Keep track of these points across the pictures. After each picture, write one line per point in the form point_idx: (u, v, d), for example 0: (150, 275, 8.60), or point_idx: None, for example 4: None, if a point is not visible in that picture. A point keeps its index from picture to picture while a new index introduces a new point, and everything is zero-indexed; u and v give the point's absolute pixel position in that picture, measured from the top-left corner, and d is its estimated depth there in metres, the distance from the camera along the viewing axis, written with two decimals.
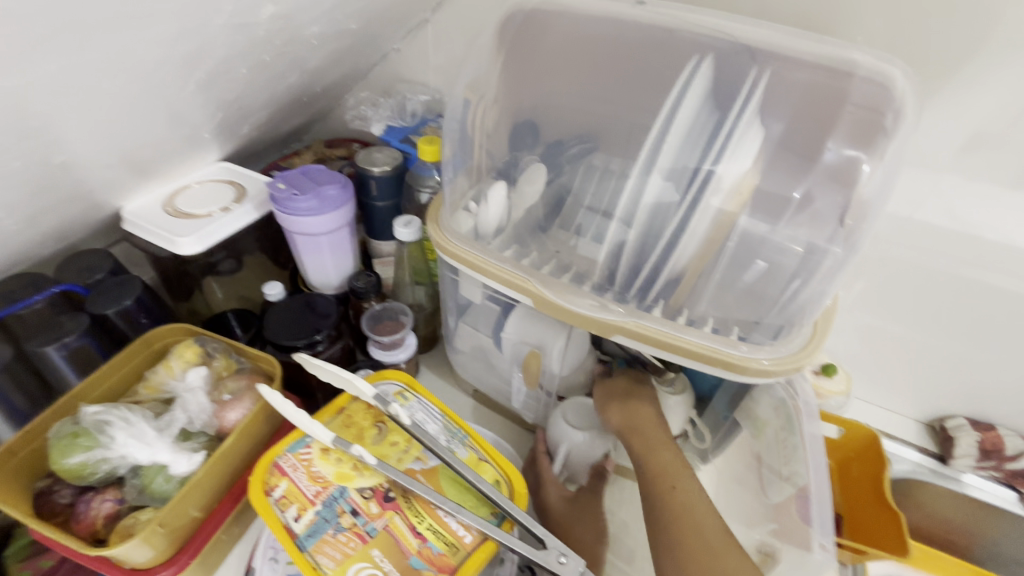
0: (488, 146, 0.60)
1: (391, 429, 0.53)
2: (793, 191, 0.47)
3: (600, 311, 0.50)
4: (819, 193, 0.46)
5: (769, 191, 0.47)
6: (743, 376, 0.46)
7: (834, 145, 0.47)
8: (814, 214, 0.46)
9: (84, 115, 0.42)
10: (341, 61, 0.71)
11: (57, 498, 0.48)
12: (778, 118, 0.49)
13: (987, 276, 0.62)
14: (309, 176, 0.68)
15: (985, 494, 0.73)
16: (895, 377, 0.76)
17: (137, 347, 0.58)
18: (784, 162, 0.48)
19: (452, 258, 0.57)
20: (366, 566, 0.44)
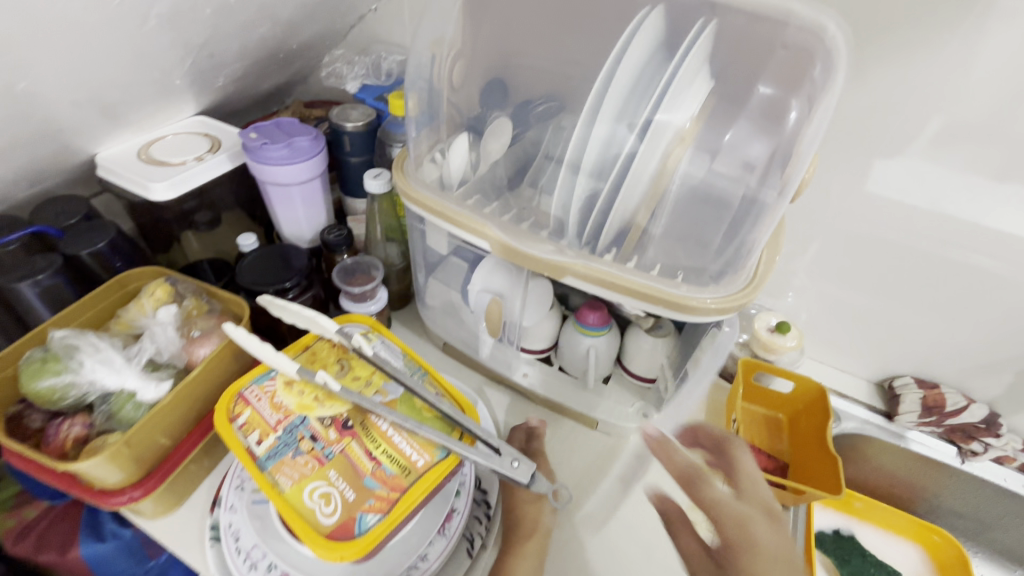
0: (455, 100, 0.63)
1: (354, 365, 0.55)
2: (725, 134, 0.49)
3: (555, 254, 0.52)
4: (750, 141, 0.48)
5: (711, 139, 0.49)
6: (688, 315, 0.49)
7: (764, 87, 0.49)
8: (747, 158, 0.48)
9: (41, 40, 0.42)
10: (315, 17, 0.72)
11: (28, 422, 0.50)
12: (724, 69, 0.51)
13: (929, 236, 0.65)
14: (282, 128, 0.70)
15: (927, 449, 0.76)
16: (847, 339, 0.79)
17: (110, 288, 0.60)
18: (722, 111, 0.50)
19: (417, 206, 0.59)
20: (322, 485, 0.46)
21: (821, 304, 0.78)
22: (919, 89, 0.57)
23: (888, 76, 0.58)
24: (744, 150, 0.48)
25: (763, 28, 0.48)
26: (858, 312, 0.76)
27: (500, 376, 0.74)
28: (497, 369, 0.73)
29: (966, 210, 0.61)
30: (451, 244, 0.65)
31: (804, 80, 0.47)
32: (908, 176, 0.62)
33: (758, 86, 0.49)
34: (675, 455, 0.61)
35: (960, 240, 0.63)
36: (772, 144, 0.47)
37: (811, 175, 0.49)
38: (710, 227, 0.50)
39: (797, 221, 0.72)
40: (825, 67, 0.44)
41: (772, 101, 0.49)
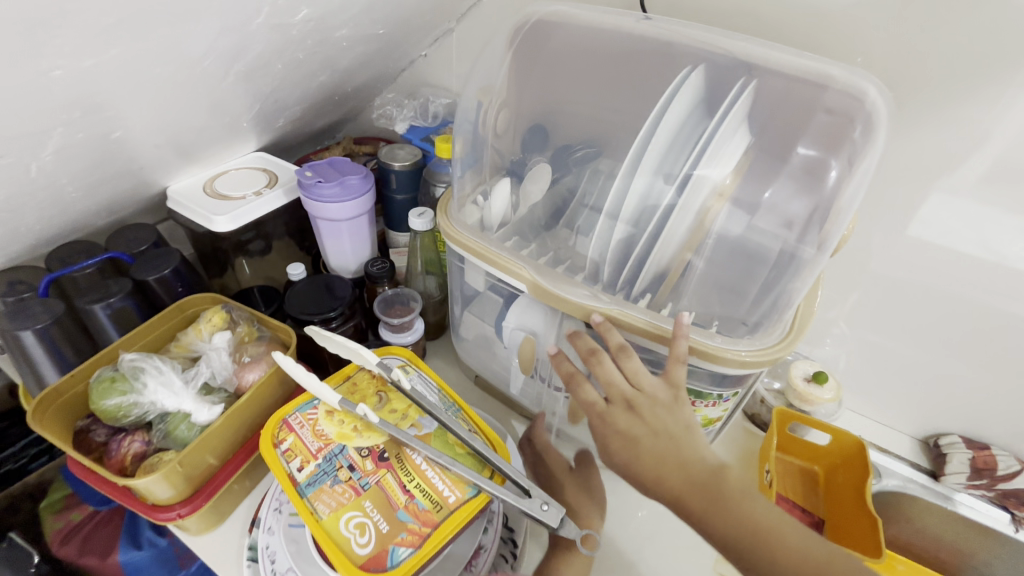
0: (498, 145, 0.66)
1: (391, 398, 0.57)
2: (763, 193, 0.50)
3: (590, 299, 0.54)
4: (789, 197, 0.49)
5: (748, 197, 0.50)
6: (722, 366, 0.49)
7: (804, 147, 0.49)
8: (783, 215, 0.49)
9: (142, 99, 0.48)
10: (370, 64, 0.77)
11: (93, 436, 0.54)
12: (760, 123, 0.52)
13: (977, 292, 0.63)
14: (335, 166, 0.74)
15: (977, 514, 0.71)
16: (889, 392, 0.77)
17: (172, 311, 0.64)
18: (762, 164, 0.51)
19: (458, 246, 0.62)
20: (358, 514, 0.48)
21: (862, 354, 0.76)
22: (973, 148, 0.56)
23: (934, 132, 0.58)
24: (789, 206, 0.49)
25: (802, 89, 0.50)
26: (901, 364, 0.74)
27: (529, 411, 0.75)
28: (528, 404, 0.74)
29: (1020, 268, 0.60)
30: (488, 282, 0.67)
31: (844, 141, 0.47)
32: (956, 229, 0.61)
33: (798, 148, 0.50)
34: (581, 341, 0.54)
35: (1012, 298, 0.62)
36: (811, 202, 0.47)
37: (851, 232, 0.50)
38: (749, 280, 0.50)
39: (836, 270, 0.72)
40: (865, 129, 0.46)
41: (812, 162, 0.48)
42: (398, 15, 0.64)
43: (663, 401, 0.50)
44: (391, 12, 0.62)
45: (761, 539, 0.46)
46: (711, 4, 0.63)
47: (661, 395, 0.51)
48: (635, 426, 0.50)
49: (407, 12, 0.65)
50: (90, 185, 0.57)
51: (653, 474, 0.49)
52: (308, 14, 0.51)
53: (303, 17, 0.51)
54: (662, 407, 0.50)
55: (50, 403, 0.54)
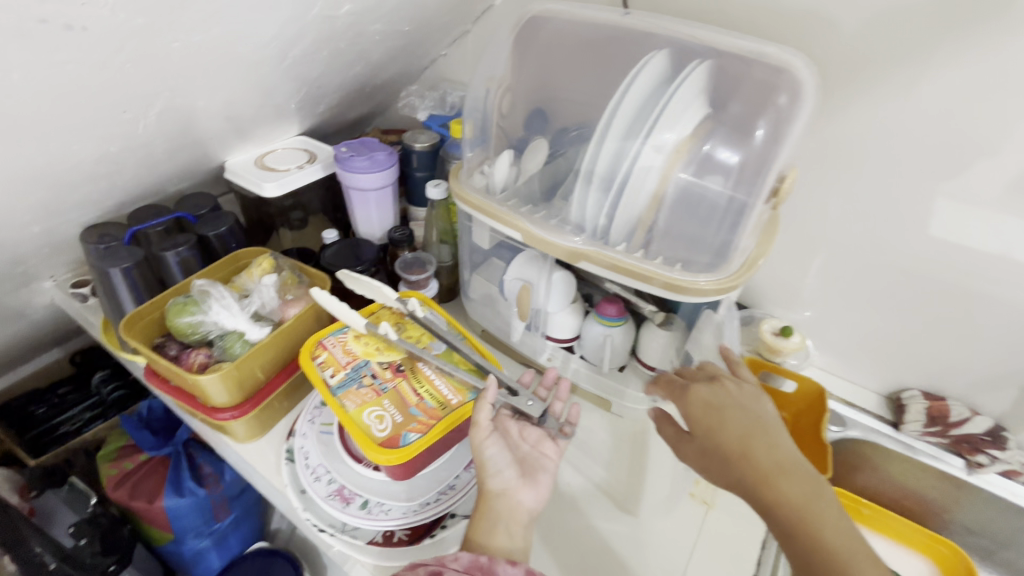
0: (504, 124, 0.78)
1: (408, 327, 0.68)
2: (704, 145, 0.59)
3: (573, 242, 0.65)
4: (723, 148, 0.58)
5: (703, 153, 0.59)
6: (683, 295, 0.60)
7: (739, 107, 0.59)
8: (723, 168, 0.58)
9: (221, 75, 0.60)
10: (397, 60, 0.90)
11: (166, 350, 0.67)
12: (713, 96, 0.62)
13: (924, 252, 0.72)
14: (366, 145, 0.87)
15: (934, 461, 0.78)
16: (856, 351, 0.85)
17: (229, 260, 0.77)
18: (705, 125, 0.60)
19: (467, 205, 0.74)
20: (378, 408, 0.59)
21: (831, 315, 0.84)
22: (910, 121, 0.65)
23: (876, 108, 0.67)
24: (718, 157, 0.58)
25: (741, 65, 0.60)
26: (865, 324, 0.82)
27: (527, 359, 0.85)
28: (526, 353, 0.85)
29: (960, 227, 0.68)
30: (493, 239, 0.78)
31: (770, 105, 0.58)
32: (902, 193, 0.70)
33: (730, 106, 0.60)
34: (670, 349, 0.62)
35: (955, 256, 0.70)
36: (742, 157, 0.58)
37: (791, 185, 0.59)
38: (706, 230, 0.60)
39: (802, 237, 0.80)
40: (792, 98, 0.57)
41: (744, 121, 0.58)
42: (419, 15, 0.76)
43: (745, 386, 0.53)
44: (415, 12, 0.74)
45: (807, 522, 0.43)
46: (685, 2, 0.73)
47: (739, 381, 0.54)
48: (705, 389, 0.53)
49: (428, 12, 0.77)
50: (168, 151, 0.70)
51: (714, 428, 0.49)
52: (349, 9, 0.63)
53: (345, 12, 0.63)
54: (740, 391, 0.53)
55: (135, 322, 0.67)
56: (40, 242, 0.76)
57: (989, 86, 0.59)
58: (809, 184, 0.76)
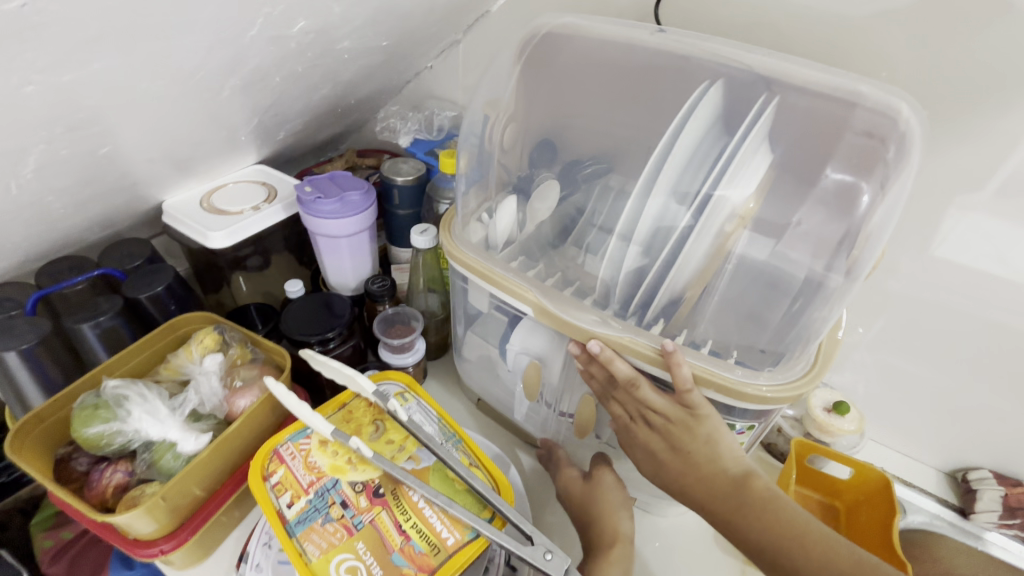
0: (505, 161, 0.64)
1: (389, 428, 0.54)
2: (791, 217, 0.47)
3: (600, 326, 0.51)
4: (809, 216, 0.47)
5: (766, 219, 0.48)
6: (740, 401, 0.46)
7: (833, 171, 0.46)
8: (808, 235, 0.46)
9: (130, 112, 0.45)
10: (374, 76, 0.75)
11: (73, 465, 0.51)
12: (780, 140, 0.49)
13: (1011, 324, 0.60)
14: (337, 181, 0.72)
15: (1010, 555, 0.66)
16: (914, 423, 0.73)
17: (163, 331, 0.61)
18: (783, 185, 0.48)
19: (462, 266, 0.59)
20: (349, 557, 0.45)
21: (887, 380, 0.72)
22: (1006, 171, 0.53)
23: (966, 152, 0.54)
24: (814, 224, 0.46)
25: (826, 105, 0.47)
26: (930, 394, 0.70)
27: (532, 436, 0.72)
28: (532, 430, 0.71)
29: None
30: (492, 304, 0.64)
31: (875, 163, 0.44)
32: (991, 253, 0.57)
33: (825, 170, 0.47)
34: (615, 365, 0.49)
35: None
36: (844, 227, 0.44)
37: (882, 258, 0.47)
38: (776, 317, 0.47)
39: (858, 294, 0.68)
40: (899, 148, 0.43)
41: (841, 186, 0.46)
42: (401, 27, 0.62)
43: (679, 420, 0.48)
44: (395, 23, 0.60)
45: (799, 545, 0.43)
46: (729, 16, 0.60)
47: (677, 415, 0.48)
48: (654, 438, 0.50)
49: (412, 22, 0.62)
50: (75, 202, 0.55)
51: (683, 486, 0.49)
52: (307, 26, 0.49)
53: (301, 29, 0.49)
54: (681, 428, 0.48)
55: (29, 431, 0.51)
56: None
57: None
58: None
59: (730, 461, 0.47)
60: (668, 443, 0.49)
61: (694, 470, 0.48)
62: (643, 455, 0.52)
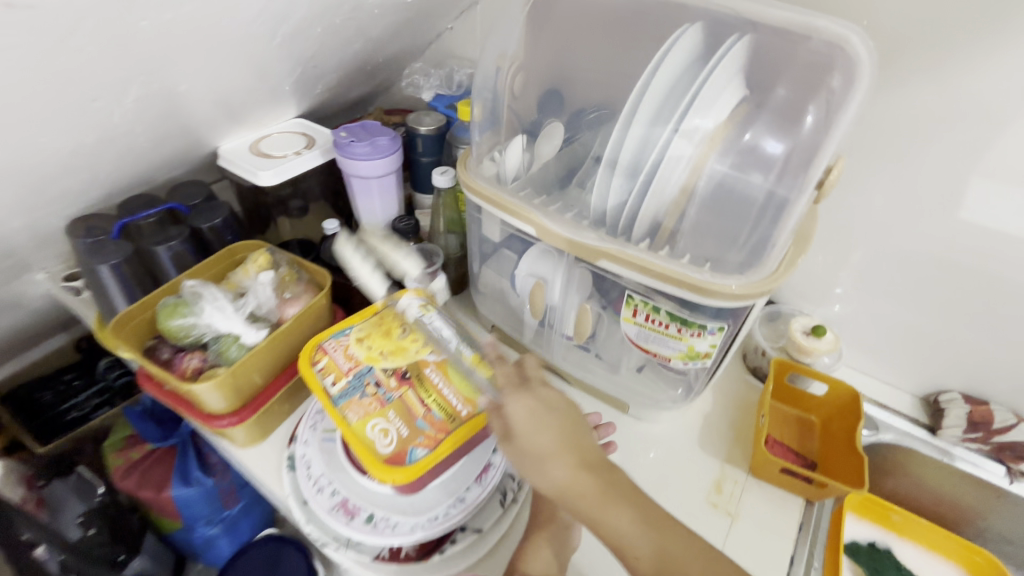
0: (515, 106, 0.71)
1: (413, 330, 0.64)
2: (745, 136, 0.53)
3: (594, 240, 0.59)
4: (762, 139, 0.52)
5: (730, 143, 0.53)
6: (709, 299, 0.54)
7: (783, 88, 0.54)
8: (760, 157, 0.52)
9: (202, 54, 0.55)
10: (400, 35, 0.83)
11: (159, 353, 0.63)
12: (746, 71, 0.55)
13: (976, 250, 0.66)
14: (367, 128, 0.81)
15: (977, 469, 0.73)
16: (891, 351, 0.79)
17: (224, 254, 0.72)
18: (743, 113, 0.54)
19: (476, 196, 0.67)
20: (381, 421, 0.55)
21: (866, 311, 0.78)
22: (965, 105, 0.59)
23: (928, 89, 0.60)
24: (759, 145, 0.52)
25: (785, 39, 0.54)
26: (905, 321, 0.76)
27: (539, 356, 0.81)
28: (538, 350, 0.80)
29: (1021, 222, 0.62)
30: (504, 232, 0.73)
31: (822, 88, 0.51)
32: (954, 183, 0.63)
33: (777, 90, 0.54)
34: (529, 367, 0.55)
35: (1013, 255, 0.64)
36: (789, 145, 0.51)
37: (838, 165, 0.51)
38: (744, 228, 0.54)
39: (838, 229, 0.74)
40: (845, 76, 0.50)
41: (791, 103, 0.53)
42: None
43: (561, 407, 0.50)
44: None
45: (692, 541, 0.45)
46: None
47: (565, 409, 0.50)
48: (546, 424, 0.49)
49: None
50: (154, 138, 0.65)
51: (575, 483, 0.46)
52: None
53: None
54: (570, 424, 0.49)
55: (124, 325, 0.63)
56: (26, 236, 0.72)
57: None
58: (851, 171, 0.69)
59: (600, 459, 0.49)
60: (560, 437, 0.48)
61: (586, 463, 0.47)
62: (536, 448, 0.48)
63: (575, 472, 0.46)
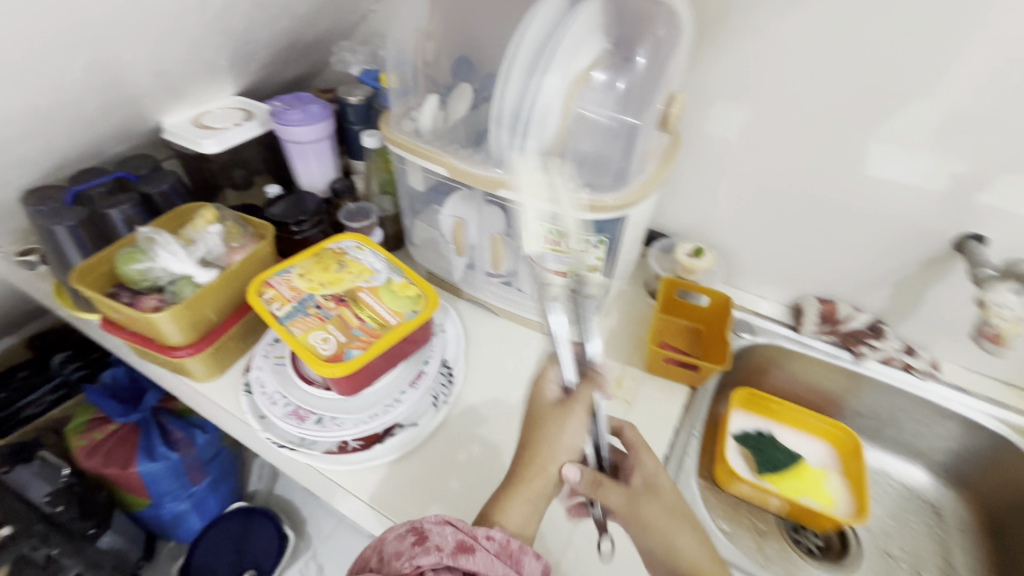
0: (428, 71, 0.82)
1: (349, 264, 0.74)
2: (597, 74, 0.66)
3: (497, 174, 0.70)
4: (611, 79, 0.67)
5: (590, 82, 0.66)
6: (593, 214, 0.67)
7: (618, 38, 0.67)
8: (609, 93, 0.68)
9: (135, 25, 0.63)
10: (324, 15, 0.92)
11: (121, 298, 0.71)
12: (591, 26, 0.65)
13: (810, 173, 0.80)
14: (300, 99, 0.91)
15: (828, 356, 0.89)
16: (763, 269, 0.95)
17: (175, 215, 0.80)
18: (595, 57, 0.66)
19: (399, 147, 0.78)
20: (322, 332, 0.65)
21: (740, 236, 0.93)
22: (783, 51, 0.72)
23: (755, 40, 0.73)
24: (609, 84, 0.67)
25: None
26: (769, 241, 0.91)
27: (469, 293, 0.93)
28: (467, 287, 0.92)
29: (839, 148, 0.76)
30: (426, 181, 0.83)
31: (651, 34, 0.66)
32: (785, 117, 0.77)
33: (611, 38, 0.67)
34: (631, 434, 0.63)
35: (834, 173, 0.79)
36: (629, 81, 0.67)
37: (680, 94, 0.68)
38: (612, 154, 0.70)
39: (709, 167, 0.88)
40: (667, 28, 0.64)
41: (626, 55, 0.67)
42: None
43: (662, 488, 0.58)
44: None
45: None
46: None
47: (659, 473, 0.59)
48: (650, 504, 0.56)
49: None
50: (99, 107, 0.73)
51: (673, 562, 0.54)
52: None
53: None
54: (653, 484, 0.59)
55: (86, 275, 0.70)
56: None
57: (845, 15, 0.67)
58: (711, 115, 0.83)
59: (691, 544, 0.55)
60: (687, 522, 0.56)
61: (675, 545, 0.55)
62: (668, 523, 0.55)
63: (693, 551, 0.54)
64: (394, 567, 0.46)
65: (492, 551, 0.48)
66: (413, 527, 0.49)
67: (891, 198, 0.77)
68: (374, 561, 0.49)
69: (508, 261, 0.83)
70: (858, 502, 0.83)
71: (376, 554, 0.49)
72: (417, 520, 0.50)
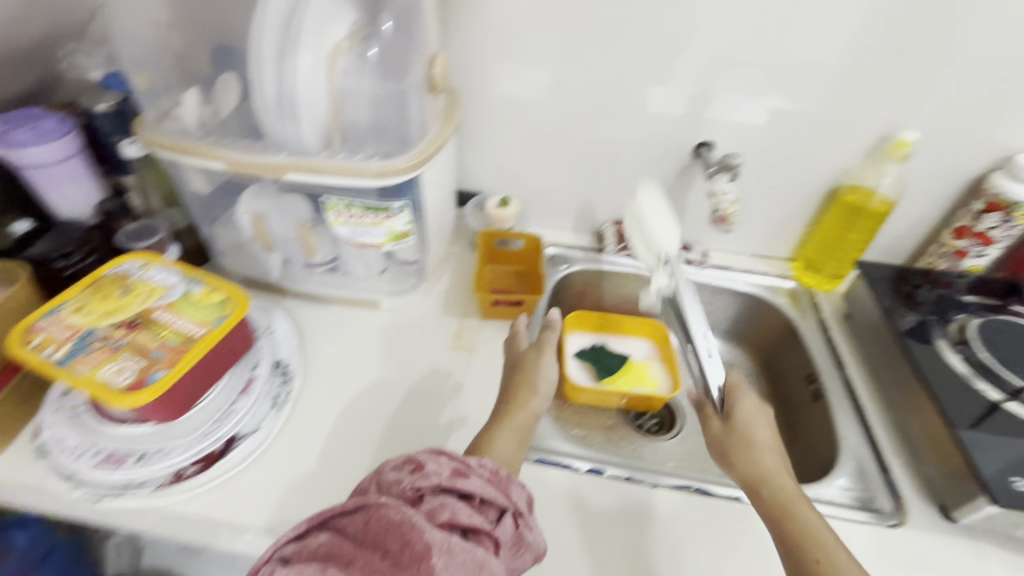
0: (181, 63, 0.76)
1: (135, 286, 0.68)
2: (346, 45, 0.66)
3: (281, 159, 0.68)
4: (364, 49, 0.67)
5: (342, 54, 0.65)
6: (388, 180, 0.69)
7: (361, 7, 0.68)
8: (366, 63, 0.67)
9: None
10: (34, 12, 0.79)
11: None
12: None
13: (579, 111, 0.92)
14: (26, 117, 0.78)
15: (632, 267, 1.04)
16: (566, 205, 1.06)
17: None
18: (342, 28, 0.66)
19: (164, 150, 0.72)
20: (115, 363, 0.59)
21: (541, 180, 1.03)
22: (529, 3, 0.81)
23: None
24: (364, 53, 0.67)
25: None
26: (565, 179, 1.02)
27: (295, 290, 0.90)
28: (291, 284, 0.88)
29: (595, 84, 0.88)
30: (211, 181, 0.78)
31: None
32: (547, 63, 0.87)
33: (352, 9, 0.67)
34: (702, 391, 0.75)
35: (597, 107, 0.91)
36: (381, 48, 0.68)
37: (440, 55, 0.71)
38: (387, 122, 0.70)
39: (498, 120, 0.96)
40: None
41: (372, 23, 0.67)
42: None
43: (745, 433, 0.68)
44: None
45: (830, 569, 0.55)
46: None
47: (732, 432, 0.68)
48: (719, 429, 0.70)
49: None
50: None
51: (775, 520, 0.60)
52: None
53: None
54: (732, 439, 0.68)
55: None
56: None
57: None
58: (487, 71, 0.90)
59: (764, 462, 0.65)
60: (772, 454, 0.66)
61: (802, 523, 0.59)
62: (777, 468, 0.64)
63: (773, 469, 0.64)
64: (394, 492, 0.50)
65: (484, 476, 0.53)
66: (410, 459, 0.52)
67: (644, 122, 0.91)
68: (373, 490, 0.52)
69: (322, 249, 0.82)
70: (675, 377, 1.00)
71: (374, 484, 0.52)
72: (414, 452, 0.53)
